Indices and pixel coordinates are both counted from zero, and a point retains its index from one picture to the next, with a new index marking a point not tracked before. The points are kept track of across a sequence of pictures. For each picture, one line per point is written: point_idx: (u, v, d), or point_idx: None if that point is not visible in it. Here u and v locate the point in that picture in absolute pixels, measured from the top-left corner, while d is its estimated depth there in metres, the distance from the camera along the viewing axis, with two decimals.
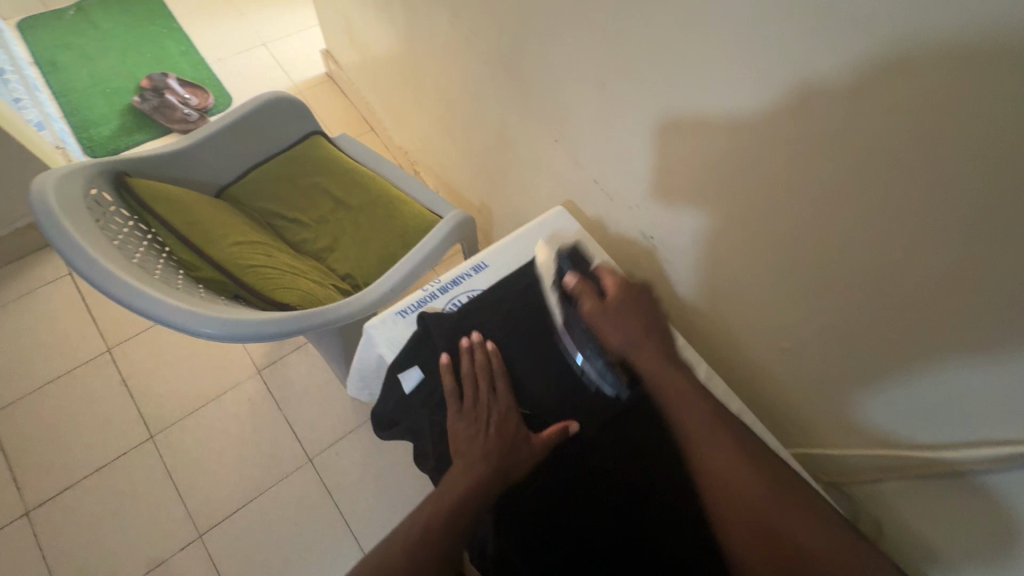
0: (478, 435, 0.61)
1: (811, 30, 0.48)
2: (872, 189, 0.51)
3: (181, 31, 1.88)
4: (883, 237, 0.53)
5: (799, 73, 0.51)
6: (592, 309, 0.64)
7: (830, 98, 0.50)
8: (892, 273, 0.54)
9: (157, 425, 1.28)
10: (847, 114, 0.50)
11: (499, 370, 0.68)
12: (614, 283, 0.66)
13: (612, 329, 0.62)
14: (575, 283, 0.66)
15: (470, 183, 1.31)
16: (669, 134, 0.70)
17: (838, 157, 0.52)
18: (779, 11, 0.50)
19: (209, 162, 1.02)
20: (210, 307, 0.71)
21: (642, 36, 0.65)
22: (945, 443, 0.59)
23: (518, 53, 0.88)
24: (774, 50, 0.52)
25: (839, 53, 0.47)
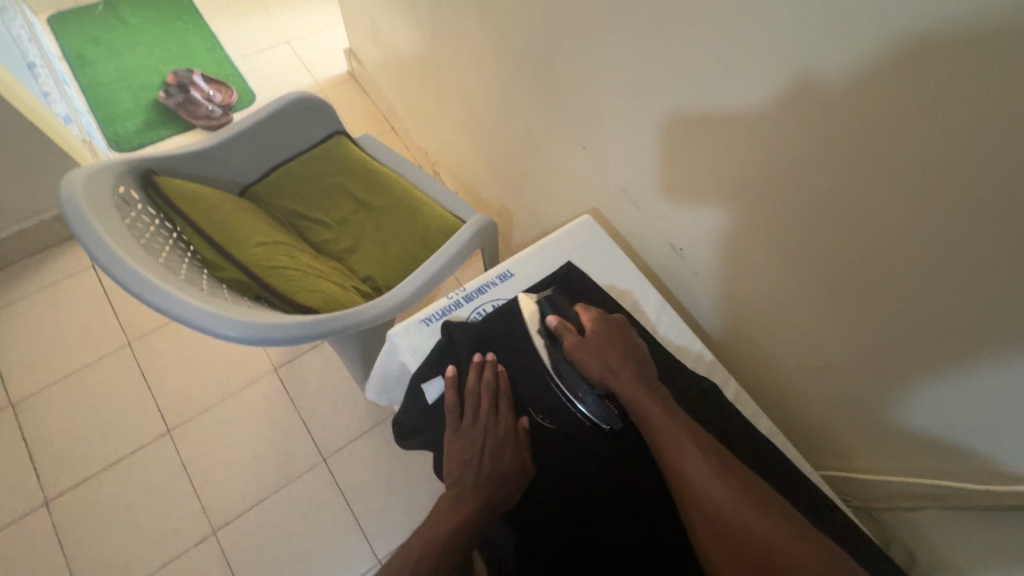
0: (473, 463, 0.63)
1: (865, 44, 0.47)
2: (923, 208, 0.49)
3: (206, 28, 1.89)
4: (934, 258, 0.51)
5: (850, 87, 0.50)
6: (573, 343, 0.66)
7: (882, 114, 0.48)
8: (941, 295, 0.52)
9: (175, 419, 1.29)
10: (901, 131, 0.48)
11: (504, 389, 0.67)
12: (590, 317, 0.68)
13: (593, 359, 0.64)
14: (556, 322, 0.68)
15: (491, 186, 1.30)
16: (705, 145, 0.68)
17: (888, 174, 0.51)
18: (832, 22, 0.48)
19: (235, 160, 1.02)
20: (233, 309, 0.70)
21: (680, 44, 0.63)
22: (992, 476, 0.57)
23: (547, 57, 0.87)
24: (823, 62, 0.51)
25: (896, 67, 0.45)
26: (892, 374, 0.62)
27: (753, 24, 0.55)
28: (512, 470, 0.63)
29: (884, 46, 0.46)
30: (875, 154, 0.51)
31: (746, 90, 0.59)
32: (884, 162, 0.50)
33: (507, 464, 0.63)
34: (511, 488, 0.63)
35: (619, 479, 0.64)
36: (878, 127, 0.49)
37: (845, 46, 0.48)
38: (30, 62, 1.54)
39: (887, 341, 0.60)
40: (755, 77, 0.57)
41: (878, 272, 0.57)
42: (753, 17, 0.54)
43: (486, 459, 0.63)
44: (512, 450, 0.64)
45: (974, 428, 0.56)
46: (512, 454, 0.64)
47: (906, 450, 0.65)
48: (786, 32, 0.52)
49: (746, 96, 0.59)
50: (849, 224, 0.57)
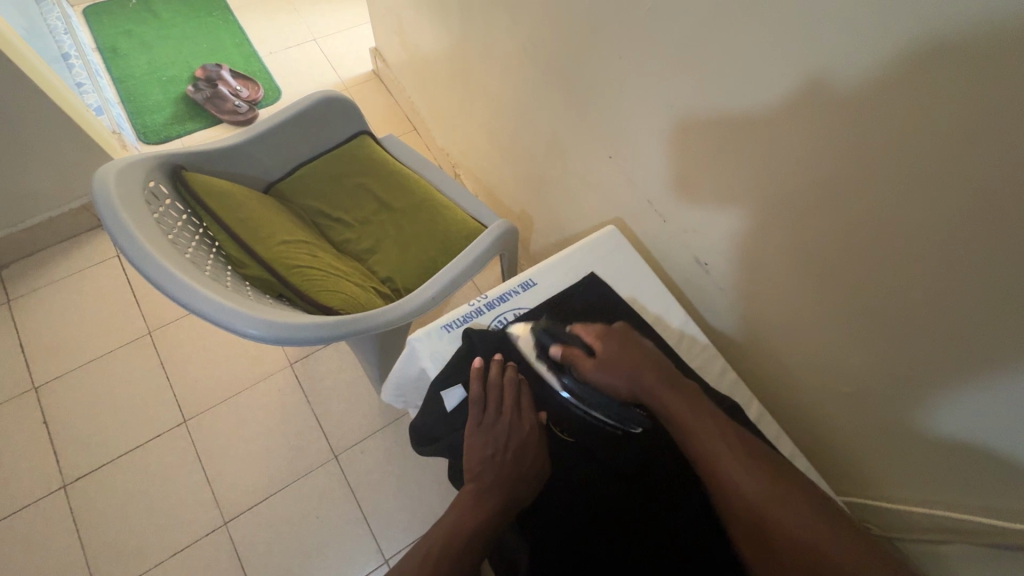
0: (496, 460, 0.62)
1: (914, 68, 0.45)
2: (966, 239, 0.48)
3: (236, 24, 1.92)
4: (973, 289, 0.49)
5: (893, 112, 0.48)
6: (588, 368, 0.65)
7: (928, 141, 0.47)
8: (980, 328, 0.51)
9: (191, 410, 1.31)
10: (946, 159, 0.46)
11: (525, 387, 0.68)
12: (595, 335, 0.67)
13: (611, 378, 0.64)
14: (560, 352, 0.67)
15: (512, 191, 1.30)
16: (736, 161, 0.67)
17: (930, 202, 0.49)
18: (878, 44, 0.47)
19: (261, 158, 1.03)
20: (257, 308, 0.70)
21: (715, 58, 0.62)
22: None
23: (577, 66, 0.86)
24: (867, 85, 0.49)
25: (944, 93, 0.44)
26: (919, 403, 0.60)
27: (794, 42, 0.53)
28: (534, 470, 0.63)
29: (933, 71, 0.44)
30: (917, 182, 0.49)
31: (783, 108, 0.58)
32: (926, 190, 0.49)
33: (529, 463, 0.63)
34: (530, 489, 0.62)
35: (636, 492, 0.64)
36: (922, 153, 0.48)
37: (891, 69, 0.47)
38: (65, 53, 1.57)
39: (918, 371, 0.59)
40: (794, 95, 0.56)
41: (913, 301, 0.55)
42: (795, 35, 0.53)
43: (511, 456, 0.62)
44: (535, 451, 0.64)
45: (1003, 460, 0.55)
46: (535, 455, 0.63)
47: (934, 479, 0.64)
48: (829, 52, 0.51)
49: (783, 115, 0.58)
50: (884, 249, 0.55)
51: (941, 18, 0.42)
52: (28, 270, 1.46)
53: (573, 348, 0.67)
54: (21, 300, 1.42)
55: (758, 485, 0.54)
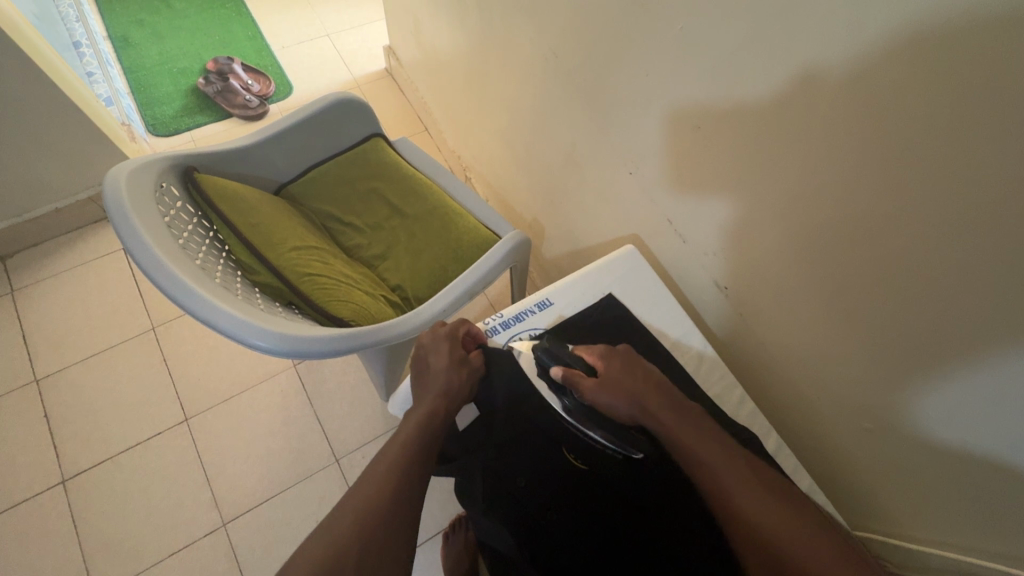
0: (423, 375, 0.67)
1: (965, 118, 0.43)
2: (1001, 293, 0.46)
3: (249, 16, 1.90)
4: (1018, 348, 0.47)
5: (940, 159, 0.46)
6: (589, 388, 0.62)
7: (977, 194, 0.44)
8: (1015, 386, 0.49)
9: (193, 408, 1.30)
10: (994, 212, 0.44)
11: (459, 336, 0.70)
12: (597, 357, 0.65)
13: (616, 398, 0.61)
14: (561, 373, 0.64)
15: (526, 199, 1.28)
16: (761, 188, 0.65)
17: (973, 254, 0.47)
18: (929, 89, 0.44)
19: (274, 158, 1.01)
20: (267, 318, 0.69)
21: (749, 85, 0.60)
22: None
23: (599, 79, 0.84)
24: (909, 130, 0.47)
25: (995, 147, 0.42)
26: (947, 450, 0.59)
27: (837, 81, 0.51)
28: (452, 364, 0.66)
29: (986, 124, 0.42)
30: (959, 232, 0.47)
31: (818, 145, 0.56)
32: (969, 242, 0.47)
33: (445, 361, 0.66)
34: (458, 381, 0.65)
35: (657, 524, 0.62)
36: (964, 205, 0.46)
37: (937, 117, 0.45)
38: (76, 42, 1.55)
39: (948, 420, 0.57)
40: (829, 133, 0.54)
41: (944, 350, 0.54)
42: (839, 72, 0.51)
43: (430, 363, 0.67)
44: (448, 348, 0.68)
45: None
46: (448, 349, 0.67)
47: (959, 524, 0.62)
48: (872, 92, 0.49)
49: (816, 150, 0.56)
50: (918, 296, 0.53)
51: (1001, 69, 0.39)
52: (33, 259, 1.45)
53: (575, 367, 0.65)
54: (26, 290, 1.40)
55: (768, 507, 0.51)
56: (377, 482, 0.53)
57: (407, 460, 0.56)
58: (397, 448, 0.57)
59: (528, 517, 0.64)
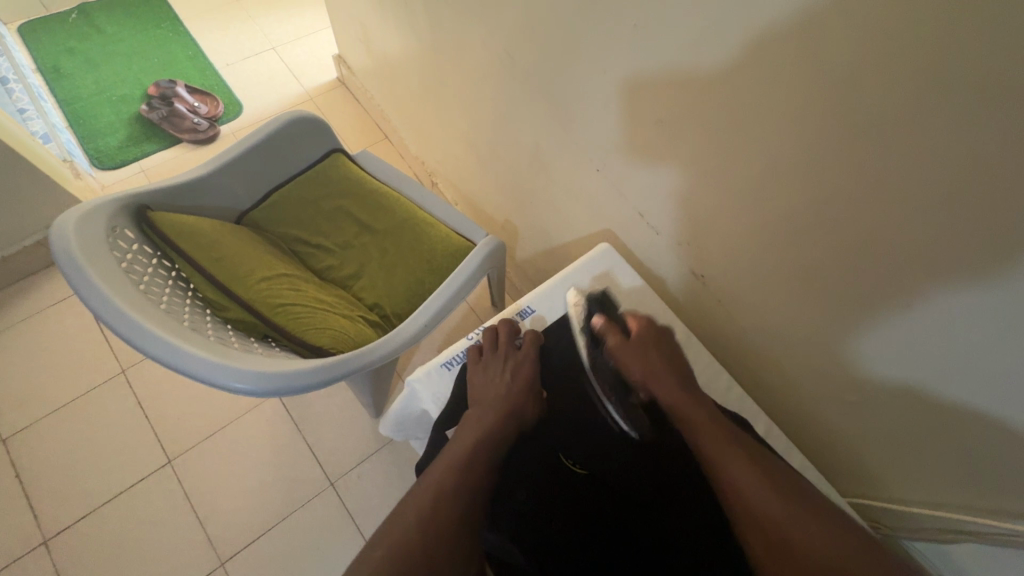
0: (488, 383, 0.69)
1: (921, 96, 0.44)
2: (966, 259, 0.48)
3: (187, 35, 1.82)
4: (982, 311, 0.49)
5: (905, 137, 0.47)
6: (616, 344, 0.72)
7: (945, 168, 0.46)
8: (970, 340, 0.52)
9: (176, 449, 1.25)
10: (964, 185, 0.45)
11: (531, 355, 0.74)
12: (637, 323, 0.75)
13: (632, 361, 0.70)
14: (601, 323, 0.75)
15: (495, 201, 1.27)
16: (728, 175, 0.66)
17: (946, 227, 0.48)
18: (889, 71, 0.45)
19: (232, 187, 0.98)
20: (242, 358, 0.67)
21: (708, 76, 0.60)
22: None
23: (558, 77, 0.84)
24: (866, 114, 0.49)
25: (949, 124, 0.43)
26: (936, 415, 0.60)
27: (795, 69, 0.52)
28: (523, 386, 0.69)
29: (950, 100, 0.43)
30: (931, 207, 0.48)
31: (781, 131, 0.57)
32: (941, 215, 0.48)
33: (517, 379, 0.69)
34: (523, 403, 0.68)
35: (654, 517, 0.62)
36: (924, 180, 0.48)
37: (895, 97, 0.46)
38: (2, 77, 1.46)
39: (924, 376, 0.59)
40: (789, 119, 0.55)
41: (918, 312, 0.55)
42: (798, 60, 0.51)
43: (500, 375, 0.70)
44: (529, 370, 0.71)
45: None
46: (525, 370, 0.71)
47: (945, 482, 0.64)
48: (833, 77, 0.49)
49: (779, 137, 0.57)
50: (888, 268, 0.55)
51: (960, 46, 0.40)
52: None
53: (613, 324, 0.75)
54: None
55: (754, 480, 0.54)
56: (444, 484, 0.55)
57: (479, 464, 0.58)
58: (463, 453, 0.58)
59: (535, 527, 0.61)
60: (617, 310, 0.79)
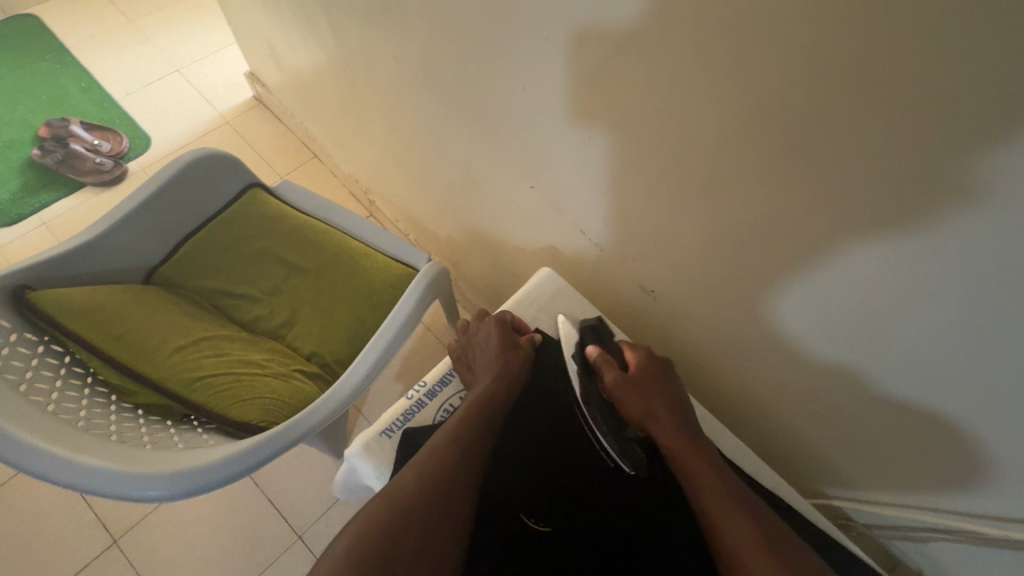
0: (472, 363, 0.68)
1: (848, 106, 0.41)
2: (907, 269, 0.46)
3: (78, 66, 1.65)
4: (976, 333, 0.46)
5: (837, 149, 0.43)
6: (614, 379, 0.64)
7: (885, 181, 0.42)
8: (960, 364, 0.49)
9: (120, 526, 1.15)
10: (904, 197, 0.42)
11: (505, 320, 0.71)
12: (635, 355, 0.67)
13: (634, 397, 0.62)
14: (596, 355, 0.67)
15: (436, 218, 1.19)
16: (662, 188, 0.62)
17: (896, 242, 0.45)
18: (813, 83, 0.41)
19: (133, 243, 0.88)
20: (154, 455, 0.59)
21: (629, 90, 0.56)
22: (1001, 517, 0.56)
23: (477, 90, 0.77)
24: (794, 125, 0.45)
25: (881, 133, 0.40)
26: (907, 420, 0.58)
27: (716, 78, 0.47)
28: (499, 351, 0.67)
29: (881, 111, 0.39)
30: (873, 220, 0.45)
31: (709, 142, 0.52)
32: (885, 226, 0.45)
33: (494, 347, 0.67)
34: (503, 364, 0.65)
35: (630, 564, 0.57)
36: (859, 192, 0.44)
37: (822, 106, 0.42)
38: None
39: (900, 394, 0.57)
40: (716, 130, 0.51)
41: (905, 332, 0.51)
42: (716, 71, 0.47)
43: (479, 348, 0.68)
44: (499, 332, 0.68)
45: (998, 467, 0.53)
46: (498, 332, 0.68)
47: (914, 487, 0.64)
48: (756, 87, 0.45)
49: (707, 149, 0.53)
50: (836, 282, 0.53)
51: (884, 54, 0.36)
52: None
53: (610, 357, 0.67)
54: None
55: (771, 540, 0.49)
56: (385, 524, 0.48)
57: (444, 484, 0.53)
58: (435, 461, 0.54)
59: None
60: (611, 336, 0.70)
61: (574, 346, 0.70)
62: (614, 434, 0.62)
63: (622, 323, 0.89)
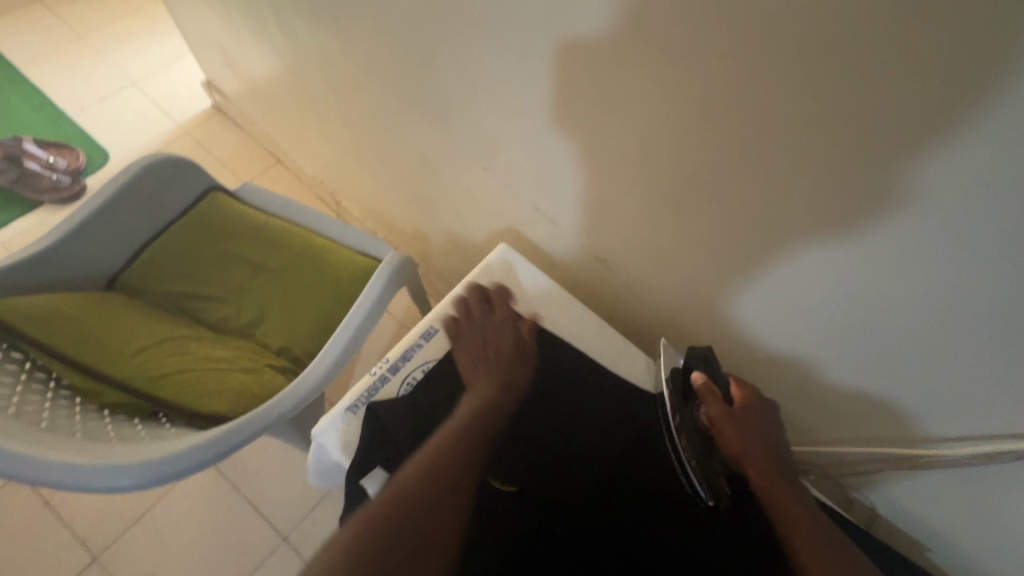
0: (471, 357, 0.66)
1: (752, 56, 0.43)
2: (819, 209, 0.50)
3: (28, 84, 1.62)
4: (919, 278, 0.48)
5: (749, 100, 0.46)
6: (719, 412, 0.64)
7: (794, 125, 0.45)
8: (913, 313, 0.51)
9: (100, 543, 1.13)
10: (815, 139, 0.45)
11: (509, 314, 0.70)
12: (739, 389, 0.67)
13: (738, 434, 0.63)
14: (701, 383, 0.66)
15: (401, 212, 1.21)
16: (602, 158, 0.64)
17: (809, 184, 0.48)
18: (723, 39, 0.44)
19: (91, 250, 0.88)
20: (122, 448, 0.60)
21: (564, 65, 0.58)
22: (926, 437, 0.62)
23: (425, 79, 0.79)
24: (708, 81, 0.47)
25: (783, 80, 0.43)
26: (885, 389, 0.61)
27: (635, 42, 0.50)
28: (506, 351, 0.67)
29: (780, 59, 0.42)
30: (788, 166, 0.48)
31: (638, 107, 0.55)
32: (799, 168, 0.48)
33: (500, 346, 0.67)
34: (509, 365, 0.66)
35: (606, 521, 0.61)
36: (773, 139, 0.47)
37: (730, 59, 0.45)
38: None
39: (858, 347, 0.59)
40: (643, 95, 0.53)
41: (871, 293, 0.53)
42: (634, 35, 0.49)
43: (481, 344, 0.67)
44: (506, 333, 0.68)
45: (952, 401, 0.56)
46: (505, 332, 0.68)
47: (855, 423, 0.68)
48: (671, 48, 0.48)
49: (638, 114, 0.55)
50: (764, 231, 0.56)
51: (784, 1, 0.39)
52: None
53: (714, 386, 0.66)
54: None
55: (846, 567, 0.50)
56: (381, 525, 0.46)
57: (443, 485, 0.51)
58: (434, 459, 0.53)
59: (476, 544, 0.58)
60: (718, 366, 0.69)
61: (679, 368, 0.69)
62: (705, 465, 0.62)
63: (584, 297, 0.92)
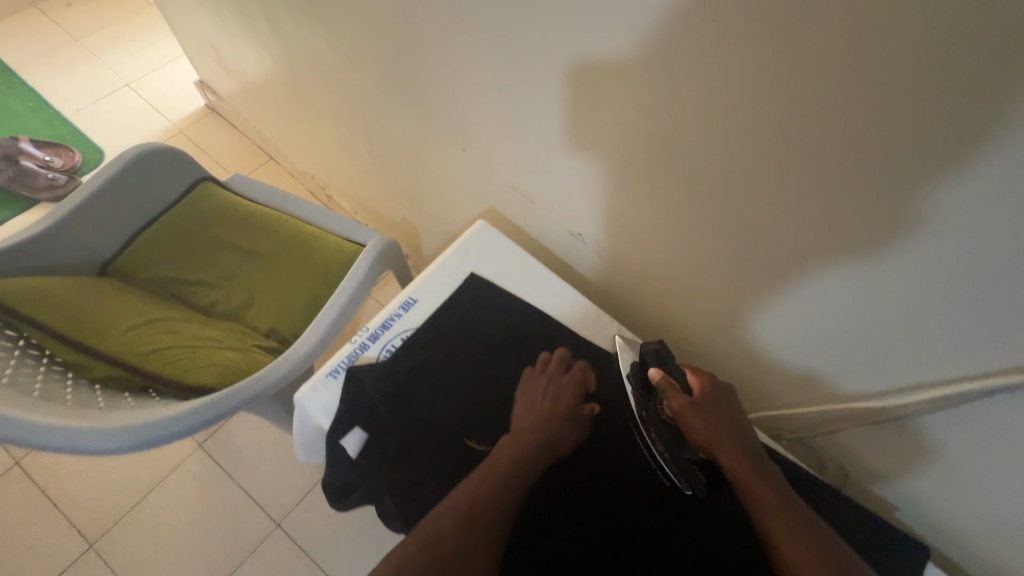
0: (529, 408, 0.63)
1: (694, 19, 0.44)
2: (768, 171, 0.49)
3: (25, 86, 1.65)
4: (906, 255, 0.46)
5: (694, 65, 0.47)
6: (681, 403, 0.60)
7: (739, 88, 0.45)
8: (908, 299, 0.49)
9: (95, 531, 1.15)
10: (759, 99, 0.45)
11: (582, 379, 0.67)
12: (699, 380, 0.63)
13: (706, 425, 0.58)
14: (659, 377, 0.63)
15: (390, 203, 1.23)
16: (565, 135, 0.65)
17: (758, 146, 0.48)
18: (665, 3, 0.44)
19: (85, 234, 0.90)
20: (113, 413, 0.62)
21: (528, 41, 0.58)
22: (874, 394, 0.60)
23: (403, 65, 0.81)
24: (655, 48, 0.48)
25: (724, 41, 0.43)
26: (878, 382, 0.58)
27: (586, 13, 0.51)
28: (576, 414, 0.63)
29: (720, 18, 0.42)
30: (736, 129, 0.48)
31: (594, 80, 0.56)
32: (748, 132, 0.48)
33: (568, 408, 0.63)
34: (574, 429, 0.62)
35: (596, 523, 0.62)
36: (720, 103, 0.47)
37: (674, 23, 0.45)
38: None
39: (851, 335, 0.56)
40: (598, 66, 0.54)
41: (874, 282, 0.50)
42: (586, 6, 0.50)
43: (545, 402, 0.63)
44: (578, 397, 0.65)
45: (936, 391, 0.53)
46: (574, 396, 0.64)
47: (814, 386, 0.66)
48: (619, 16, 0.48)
49: (594, 86, 0.56)
50: (720, 199, 0.56)
51: None
52: None
53: (672, 379, 0.63)
54: None
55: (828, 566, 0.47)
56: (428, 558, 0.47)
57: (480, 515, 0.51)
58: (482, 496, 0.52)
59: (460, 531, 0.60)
60: (672, 358, 0.67)
61: (636, 365, 0.67)
62: (675, 456, 0.61)
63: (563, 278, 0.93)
